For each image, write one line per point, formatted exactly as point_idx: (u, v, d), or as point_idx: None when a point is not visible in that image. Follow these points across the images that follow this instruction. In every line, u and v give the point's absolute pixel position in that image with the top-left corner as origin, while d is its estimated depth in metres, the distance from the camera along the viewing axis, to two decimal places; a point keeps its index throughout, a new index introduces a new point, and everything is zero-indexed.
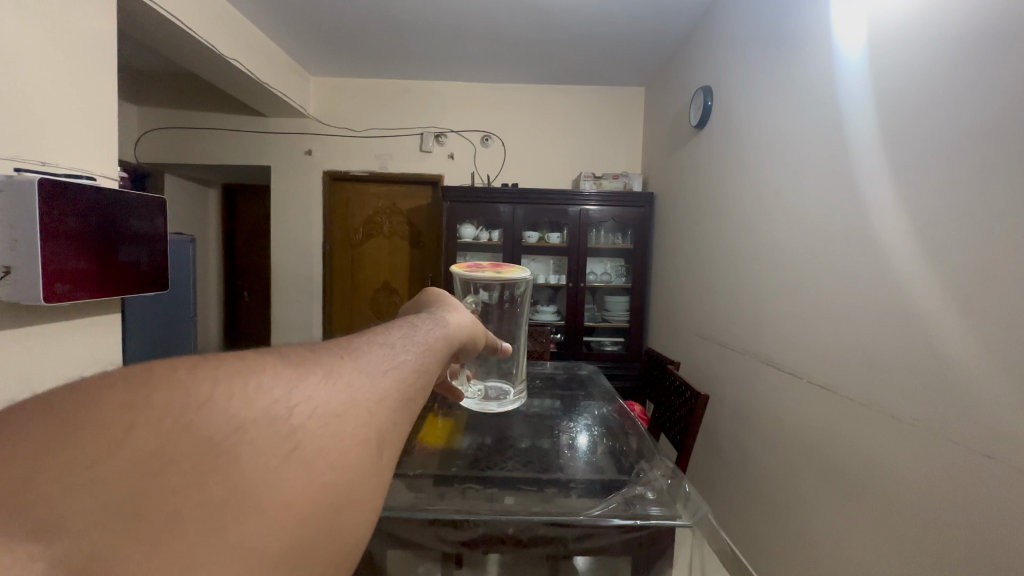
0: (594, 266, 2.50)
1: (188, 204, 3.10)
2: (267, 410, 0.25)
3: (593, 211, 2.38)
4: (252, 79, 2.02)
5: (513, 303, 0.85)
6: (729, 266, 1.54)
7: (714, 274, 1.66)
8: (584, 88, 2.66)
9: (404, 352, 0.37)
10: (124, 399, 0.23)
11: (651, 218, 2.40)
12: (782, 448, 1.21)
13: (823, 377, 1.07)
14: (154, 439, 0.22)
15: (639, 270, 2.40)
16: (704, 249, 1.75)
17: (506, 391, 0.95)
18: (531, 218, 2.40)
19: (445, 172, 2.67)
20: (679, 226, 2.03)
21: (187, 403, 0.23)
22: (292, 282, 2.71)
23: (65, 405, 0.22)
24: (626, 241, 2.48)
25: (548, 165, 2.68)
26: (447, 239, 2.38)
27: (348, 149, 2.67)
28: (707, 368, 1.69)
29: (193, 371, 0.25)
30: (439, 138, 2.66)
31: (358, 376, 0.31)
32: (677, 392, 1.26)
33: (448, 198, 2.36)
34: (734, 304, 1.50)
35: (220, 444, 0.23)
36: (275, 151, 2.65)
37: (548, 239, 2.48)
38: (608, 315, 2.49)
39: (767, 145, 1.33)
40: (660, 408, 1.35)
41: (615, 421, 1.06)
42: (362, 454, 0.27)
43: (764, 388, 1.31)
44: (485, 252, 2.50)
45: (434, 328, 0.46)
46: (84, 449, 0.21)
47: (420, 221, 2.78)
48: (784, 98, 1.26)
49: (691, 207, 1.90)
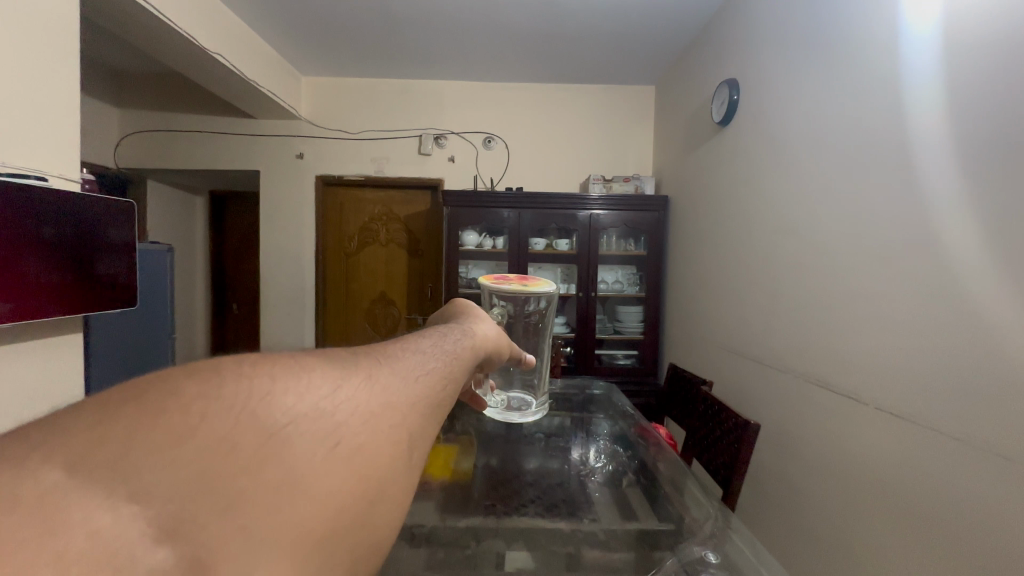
0: (605, 274, 2.49)
1: (176, 211, 3.05)
2: (315, 406, 0.29)
3: (602, 216, 2.34)
4: (237, 75, 1.96)
5: (539, 317, 0.82)
6: (760, 270, 1.52)
7: (742, 279, 1.64)
8: (591, 87, 2.64)
9: (435, 359, 0.42)
10: (199, 388, 0.26)
11: (665, 221, 2.37)
12: (821, 464, 1.20)
13: (871, 396, 1.05)
14: (224, 424, 0.25)
15: (653, 277, 2.37)
16: (732, 250, 1.72)
17: (529, 401, 0.91)
18: (538, 224, 2.36)
19: (445, 175, 2.64)
20: (699, 231, 2.02)
21: (250, 395, 0.27)
22: (285, 292, 2.65)
23: (146, 392, 0.25)
24: (638, 247, 2.46)
25: (552, 168, 2.65)
26: (449, 245, 2.34)
27: (342, 151, 2.62)
28: (737, 383, 1.66)
29: (256, 367, 0.29)
30: (439, 140, 2.62)
31: (393, 381, 0.35)
32: (716, 419, 1.18)
33: (450, 203, 2.32)
34: (767, 308, 1.47)
35: (275, 436, 0.26)
36: (265, 155, 2.61)
37: (557, 244, 2.45)
38: (620, 326, 2.46)
39: (813, 134, 1.28)
40: (692, 432, 1.29)
41: (641, 450, 1.02)
42: (393, 453, 0.31)
43: (793, 399, 1.33)
44: (489, 260, 2.47)
45: (463, 337, 0.49)
46: (170, 428, 0.24)
47: (418, 228, 2.74)
48: (830, 86, 1.23)
49: (713, 207, 1.87)
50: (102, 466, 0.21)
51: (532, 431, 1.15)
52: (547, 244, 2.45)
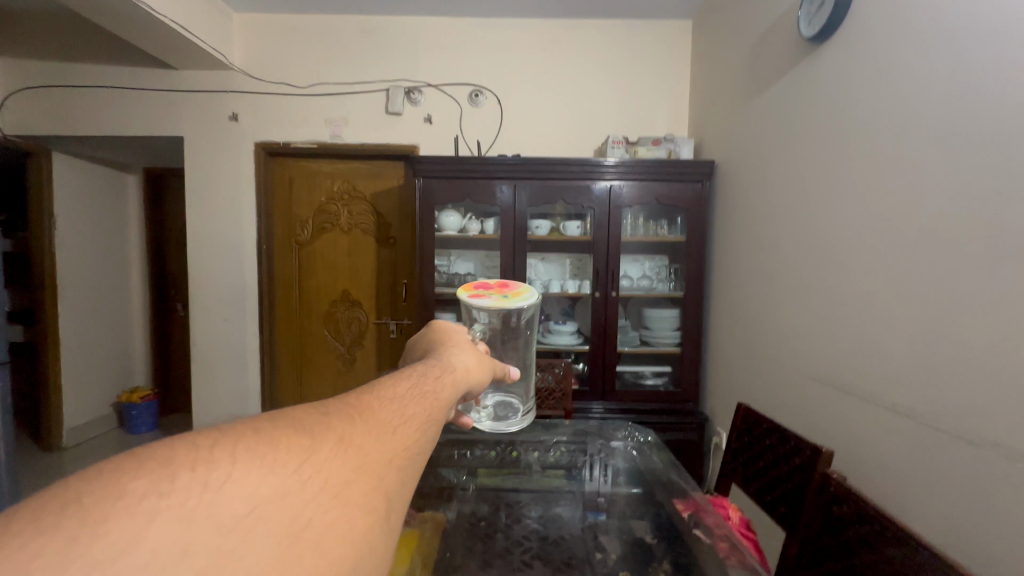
0: (632, 269, 2.34)
1: (93, 183, 2.95)
2: (279, 485, 0.30)
3: (623, 189, 2.17)
4: (138, 7, 1.72)
5: (515, 330, 0.84)
6: (835, 257, 1.40)
7: (809, 266, 1.52)
8: (595, 23, 2.46)
9: (413, 402, 0.45)
10: (149, 483, 0.26)
11: (710, 193, 2.18)
12: (903, 493, 1.12)
13: (966, 429, 0.98)
14: (178, 527, 0.25)
15: (695, 277, 2.21)
16: (800, 214, 1.57)
17: (514, 406, 0.86)
18: (541, 196, 2.18)
19: (420, 141, 2.48)
20: (751, 210, 1.89)
21: (204, 487, 0.27)
22: (219, 296, 2.51)
23: (89, 493, 0.25)
24: (674, 230, 2.29)
25: (542, 129, 2.49)
26: (428, 229, 2.19)
27: (286, 110, 2.46)
28: (798, 400, 1.55)
29: (214, 448, 0.30)
30: (412, 95, 2.45)
31: (367, 437, 0.38)
32: (883, 558, 0.82)
33: (423, 174, 2.15)
34: (839, 294, 1.37)
35: (237, 526, 0.27)
36: (192, 114, 2.43)
37: (563, 228, 2.32)
38: (654, 336, 2.32)
39: (922, 43, 1.12)
40: (835, 554, 0.94)
41: (705, 546, 0.96)
42: (366, 522, 0.33)
43: (875, 430, 1.22)
44: (479, 247, 2.36)
45: (444, 376, 0.53)
46: (113, 538, 0.23)
47: (389, 210, 2.57)
48: (924, 15, 1.11)
49: (779, 168, 1.70)
50: None
51: (528, 516, 1.13)
52: (552, 227, 2.32)
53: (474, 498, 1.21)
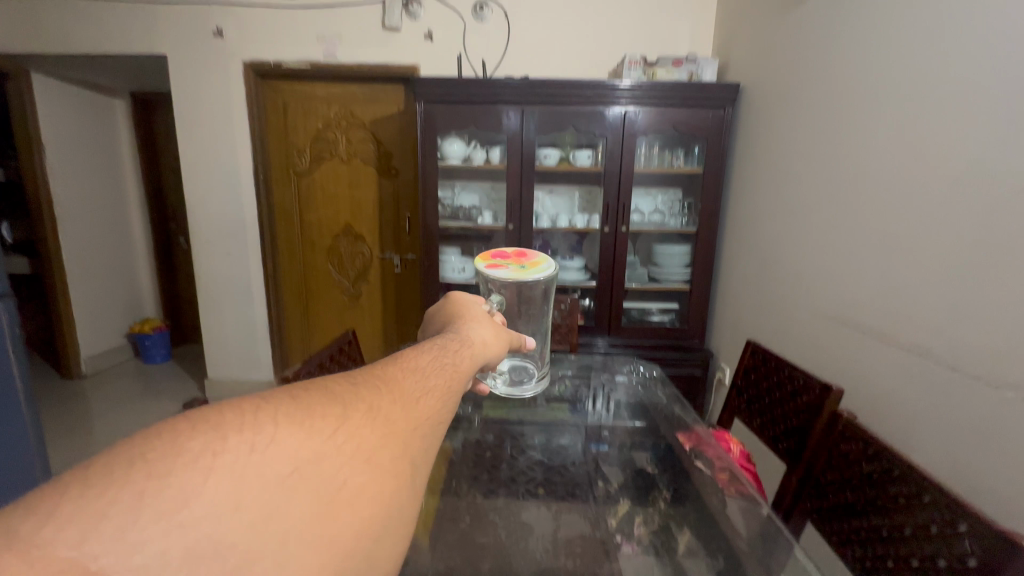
0: (643, 203, 2.29)
1: (79, 108, 2.85)
2: (318, 449, 0.30)
3: (636, 116, 2.06)
4: None
5: (531, 297, 0.83)
6: (857, 192, 1.35)
7: (830, 201, 1.47)
8: None
9: (435, 374, 0.45)
10: (203, 444, 0.26)
11: (731, 121, 2.07)
12: (908, 426, 1.17)
13: (978, 368, 1.00)
14: (230, 484, 0.26)
15: (709, 212, 2.15)
16: (824, 143, 1.49)
17: (529, 372, 0.91)
18: (547, 122, 2.08)
19: (420, 61, 2.33)
20: (772, 141, 1.81)
21: (252, 450, 0.28)
22: (223, 228, 2.50)
23: (150, 451, 0.25)
24: (690, 160, 2.21)
25: (549, 44, 2.33)
26: (430, 159, 2.12)
27: (277, 26, 2.31)
28: (808, 339, 1.57)
29: (258, 411, 0.30)
30: (410, 7, 2.27)
31: (397, 405, 0.38)
32: (886, 496, 0.86)
33: (425, 99, 2.05)
34: (859, 232, 1.34)
35: (283, 484, 0.28)
36: (175, 31, 2.29)
37: (573, 157, 2.23)
38: (663, 272, 2.32)
39: None
40: (834, 489, 1.00)
41: (704, 478, 1.01)
42: (398, 483, 0.34)
43: (889, 371, 1.23)
44: (484, 178, 2.30)
45: (462, 349, 0.53)
46: (174, 492, 0.24)
47: (389, 139, 2.48)
48: None
49: (805, 92, 1.60)
50: (109, 539, 0.22)
51: (532, 448, 1.18)
52: (562, 156, 2.23)
53: (479, 430, 1.25)
